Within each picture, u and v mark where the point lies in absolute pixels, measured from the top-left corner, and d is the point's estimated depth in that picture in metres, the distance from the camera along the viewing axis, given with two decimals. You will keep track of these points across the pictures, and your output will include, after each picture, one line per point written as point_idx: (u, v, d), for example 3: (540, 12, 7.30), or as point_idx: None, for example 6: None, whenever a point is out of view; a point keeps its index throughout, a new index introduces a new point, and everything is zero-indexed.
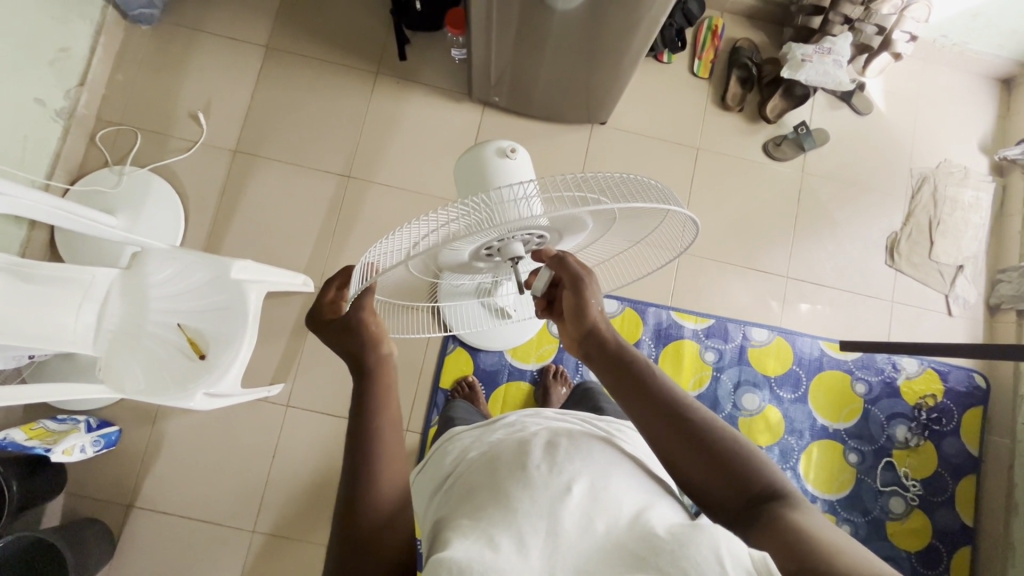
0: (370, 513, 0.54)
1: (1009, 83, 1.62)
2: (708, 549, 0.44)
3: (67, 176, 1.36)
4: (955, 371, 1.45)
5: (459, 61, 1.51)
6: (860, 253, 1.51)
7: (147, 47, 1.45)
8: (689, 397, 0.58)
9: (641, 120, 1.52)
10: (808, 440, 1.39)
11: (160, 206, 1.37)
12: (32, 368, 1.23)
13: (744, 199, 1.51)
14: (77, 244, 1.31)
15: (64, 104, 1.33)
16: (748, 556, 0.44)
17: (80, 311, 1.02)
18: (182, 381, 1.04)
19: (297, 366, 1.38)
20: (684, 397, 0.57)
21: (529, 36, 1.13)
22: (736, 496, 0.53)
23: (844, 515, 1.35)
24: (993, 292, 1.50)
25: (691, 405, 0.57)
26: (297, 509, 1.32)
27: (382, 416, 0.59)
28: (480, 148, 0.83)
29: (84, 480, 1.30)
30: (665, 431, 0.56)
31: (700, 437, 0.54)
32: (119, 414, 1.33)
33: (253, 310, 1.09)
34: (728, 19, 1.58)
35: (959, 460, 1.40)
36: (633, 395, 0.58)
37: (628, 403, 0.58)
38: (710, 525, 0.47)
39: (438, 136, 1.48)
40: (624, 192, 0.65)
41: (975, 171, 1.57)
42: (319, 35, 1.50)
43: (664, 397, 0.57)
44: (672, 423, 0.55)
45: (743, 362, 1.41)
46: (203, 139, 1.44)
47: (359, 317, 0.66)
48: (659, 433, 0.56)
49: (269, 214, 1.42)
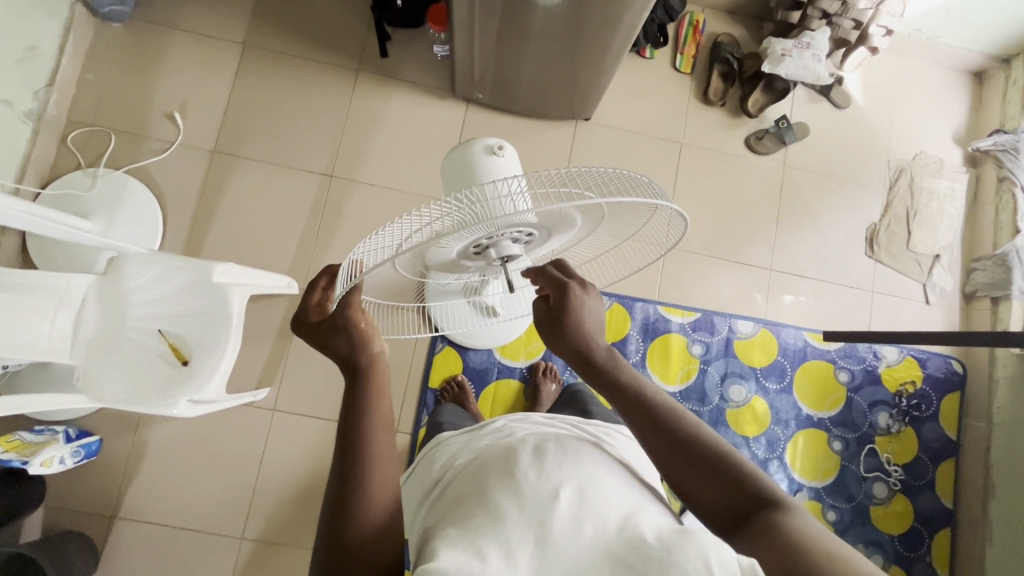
0: (357, 528, 0.53)
1: (980, 75, 1.66)
2: (697, 556, 0.47)
3: (38, 179, 1.32)
4: (933, 358, 1.48)
5: (441, 58, 1.49)
6: (840, 245, 1.54)
7: (119, 45, 1.41)
8: (667, 403, 0.56)
9: (625, 117, 1.52)
10: (794, 429, 1.41)
11: (136, 209, 1.34)
12: (7, 379, 1.20)
13: (727, 193, 1.52)
14: (49, 249, 1.27)
15: (33, 105, 1.29)
16: (737, 563, 0.47)
17: (56, 318, 0.97)
18: (164, 389, 1.02)
19: (282, 370, 1.36)
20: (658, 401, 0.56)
21: (512, 33, 1.12)
22: (723, 498, 0.51)
23: (829, 502, 1.38)
24: (969, 280, 1.54)
25: (669, 410, 0.56)
26: (286, 513, 1.31)
27: (370, 423, 0.58)
28: (469, 145, 0.83)
29: (64, 492, 1.27)
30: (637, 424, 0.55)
31: (678, 435, 0.54)
32: (99, 423, 1.30)
33: (237, 313, 1.07)
34: (709, 14, 1.58)
35: (938, 444, 1.44)
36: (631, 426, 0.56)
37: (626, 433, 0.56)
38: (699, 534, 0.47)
39: (421, 134, 1.46)
40: (614, 185, 0.67)
41: (950, 162, 1.60)
42: (298, 33, 1.47)
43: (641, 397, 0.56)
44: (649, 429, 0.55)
45: (729, 354, 1.43)
46: (179, 139, 1.40)
47: (347, 316, 0.63)
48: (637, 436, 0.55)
49: (249, 215, 1.40)
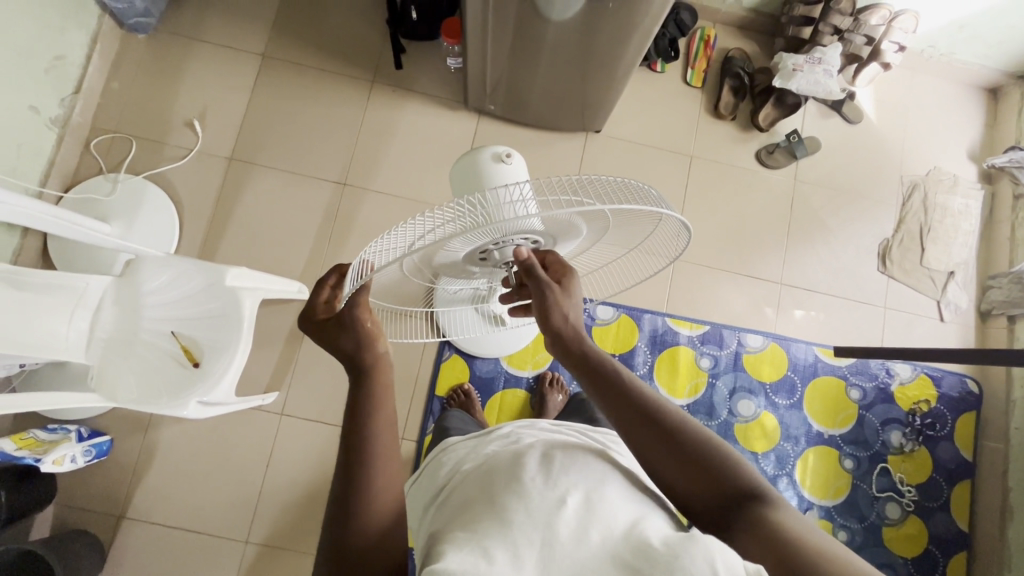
0: (362, 530, 0.53)
1: (995, 92, 1.65)
2: (703, 560, 0.44)
3: (61, 183, 1.35)
4: (948, 377, 1.46)
5: (454, 69, 1.52)
6: (851, 258, 1.53)
7: (144, 55, 1.46)
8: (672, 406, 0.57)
9: (635, 129, 1.53)
10: (804, 446, 1.39)
11: (155, 214, 1.37)
12: (24, 377, 1.23)
13: (737, 206, 1.52)
14: (69, 251, 1.31)
15: (59, 112, 1.33)
16: (742, 567, 0.44)
17: (73, 318, 0.98)
18: (175, 390, 1.03)
19: (291, 374, 1.37)
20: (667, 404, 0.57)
21: (525, 45, 1.14)
22: (714, 500, 0.53)
23: (840, 521, 1.35)
24: (984, 298, 1.51)
25: (671, 409, 0.57)
26: (292, 518, 1.31)
27: (376, 424, 0.58)
28: (476, 153, 0.84)
29: (74, 490, 1.28)
30: (642, 425, 0.55)
31: (678, 436, 0.54)
32: (111, 423, 1.32)
33: (248, 316, 1.10)
34: (720, 29, 1.60)
35: (953, 465, 1.41)
36: (638, 423, 0.55)
37: (634, 433, 0.56)
38: (704, 536, 0.47)
39: (433, 144, 1.49)
40: (620, 196, 0.67)
41: (964, 179, 1.59)
42: (316, 45, 1.50)
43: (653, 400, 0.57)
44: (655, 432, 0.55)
45: (738, 368, 1.42)
46: (198, 146, 1.44)
47: (354, 314, 0.64)
48: (644, 441, 0.55)
49: (264, 222, 1.42)
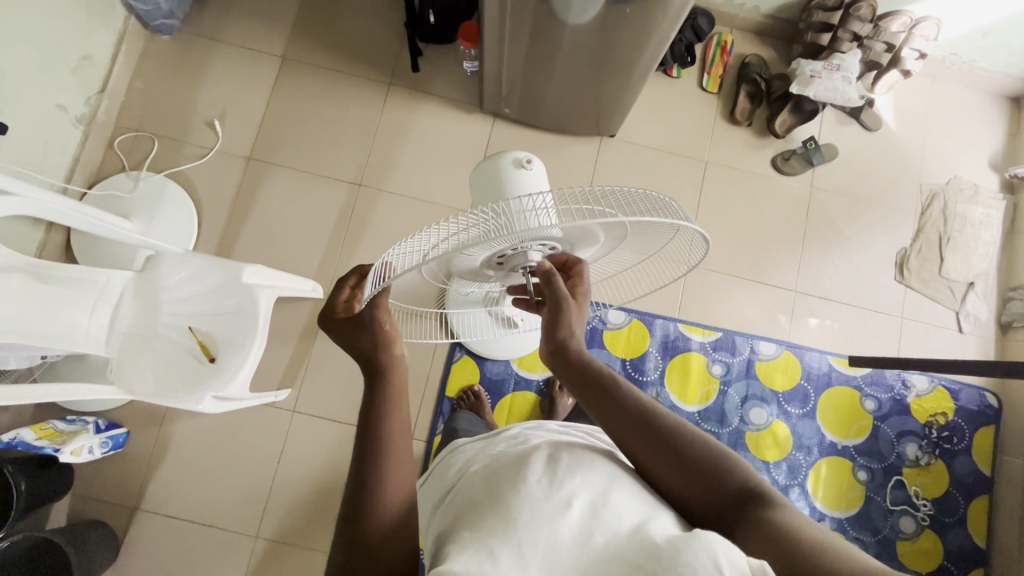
0: (372, 527, 0.54)
1: (1018, 101, 1.63)
2: (706, 555, 0.44)
3: (85, 180, 1.39)
4: (966, 390, 1.43)
5: (470, 73, 1.53)
6: (868, 267, 1.51)
7: (167, 56, 1.49)
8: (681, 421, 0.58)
9: (650, 133, 1.53)
10: (817, 456, 1.37)
11: (174, 211, 1.40)
12: (45, 368, 1.26)
13: (751, 213, 1.51)
14: (91, 246, 1.34)
15: (84, 110, 1.36)
16: (745, 562, 0.44)
17: (94, 312, 1.02)
18: (189, 383, 1.04)
19: (304, 372, 1.39)
20: (678, 421, 0.58)
21: (541, 49, 1.14)
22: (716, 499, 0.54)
23: (852, 534, 1.33)
24: (1005, 310, 1.49)
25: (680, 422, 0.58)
26: (301, 514, 1.32)
27: (386, 424, 0.59)
28: (497, 158, 0.85)
29: (90, 481, 1.31)
30: (653, 442, 0.57)
31: (686, 451, 0.56)
32: (127, 415, 1.34)
33: (264, 313, 1.10)
34: (737, 35, 1.59)
35: (971, 480, 1.38)
36: (648, 440, 0.57)
37: (644, 449, 0.57)
38: (705, 533, 0.46)
39: (448, 146, 1.50)
40: (641, 208, 0.67)
41: (985, 188, 1.56)
42: (334, 47, 1.53)
43: (663, 416, 0.58)
44: (662, 445, 0.56)
45: (750, 376, 1.41)
46: (217, 146, 1.46)
47: (374, 314, 0.66)
48: (652, 457, 0.57)
49: (280, 221, 1.44)
